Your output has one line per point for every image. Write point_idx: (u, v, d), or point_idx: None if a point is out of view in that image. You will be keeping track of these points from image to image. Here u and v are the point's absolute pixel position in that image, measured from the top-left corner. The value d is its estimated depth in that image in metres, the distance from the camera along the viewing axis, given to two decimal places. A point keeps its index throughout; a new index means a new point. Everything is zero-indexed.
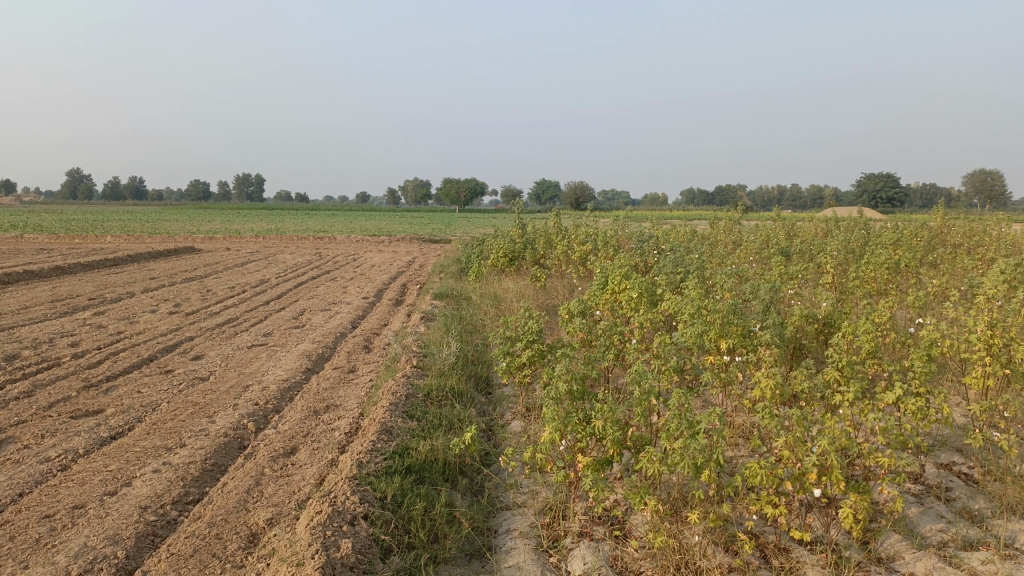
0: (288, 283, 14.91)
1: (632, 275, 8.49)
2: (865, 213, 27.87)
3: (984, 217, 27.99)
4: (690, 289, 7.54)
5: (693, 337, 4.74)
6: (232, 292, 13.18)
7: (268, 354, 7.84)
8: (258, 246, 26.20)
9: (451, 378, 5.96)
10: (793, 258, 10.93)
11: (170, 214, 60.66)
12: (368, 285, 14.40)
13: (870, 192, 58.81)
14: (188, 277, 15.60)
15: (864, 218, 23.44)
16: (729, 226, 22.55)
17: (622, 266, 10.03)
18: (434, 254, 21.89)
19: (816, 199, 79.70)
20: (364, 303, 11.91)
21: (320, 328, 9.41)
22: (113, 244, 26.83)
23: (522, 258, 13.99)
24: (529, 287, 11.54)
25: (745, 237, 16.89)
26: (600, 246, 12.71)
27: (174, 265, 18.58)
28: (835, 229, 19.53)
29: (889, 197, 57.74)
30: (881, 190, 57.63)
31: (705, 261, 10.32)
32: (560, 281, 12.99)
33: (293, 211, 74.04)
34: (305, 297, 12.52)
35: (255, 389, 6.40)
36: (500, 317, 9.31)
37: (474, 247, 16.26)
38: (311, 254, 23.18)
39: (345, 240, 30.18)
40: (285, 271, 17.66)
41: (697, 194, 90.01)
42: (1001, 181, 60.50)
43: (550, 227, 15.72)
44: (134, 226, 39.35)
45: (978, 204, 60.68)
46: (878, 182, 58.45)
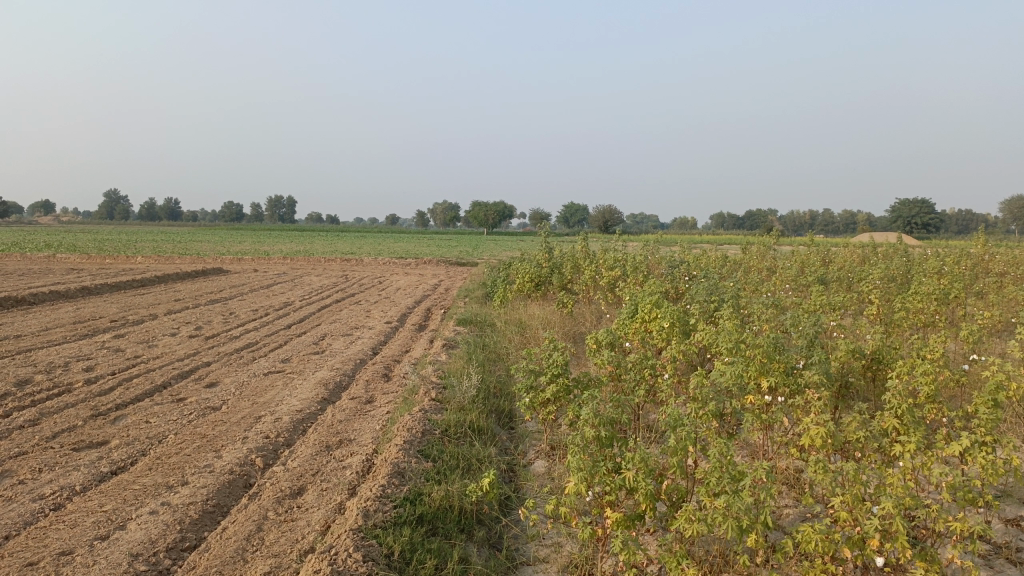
0: (312, 306, 14.72)
1: (663, 303, 8.12)
2: (902, 240, 27.12)
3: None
4: (725, 319, 7.15)
5: (732, 376, 4.36)
6: (254, 315, 13.01)
7: (284, 381, 7.58)
8: (285, 268, 26.19)
9: (472, 413, 5.63)
10: (832, 287, 10.47)
11: (201, 235, 61.40)
12: (391, 309, 14.17)
13: (904, 217, 57.71)
14: (212, 299, 15.49)
15: (901, 244, 22.78)
16: (760, 252, 22.04)
17: (652, 293, 9.65)
18: (460, 277, 21.66)
19: (848, 224, 78.49)
20: (386, 328, 11.64)
21: (339, 355, 9.13)
22: (143, 264, 27.06)
23: (549, 283, 13.66)
24: (555, 314, 11.19)
25: (778, 263, 16.40)
26: (629, 272, 12.35)
27: (199, 286, 18.54)
28: (871, 256, 18.95)
29: (925, 223, 56.58)
30: (916, 216, 56.51)
31: (739, 288, 9.90)
32: (587, 307, 12.64)
33: (322, 232, 74.58)
34: (327, 321, 12.30)
35: (267, 420, 6.12)
36: (525, 346, 8.97)
37: (500, 271, 15.99)
38: (337, 276, 23.08)
39: (372, 262, 30.13)
40: (310, 293, 17.51)
41: (727, 218, 89.21)
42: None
43: (578, 251, 15.39)
44: (165, 247, 39.73)
45: (1016, 231, 59.23)
46: (912, 207, 57.35)
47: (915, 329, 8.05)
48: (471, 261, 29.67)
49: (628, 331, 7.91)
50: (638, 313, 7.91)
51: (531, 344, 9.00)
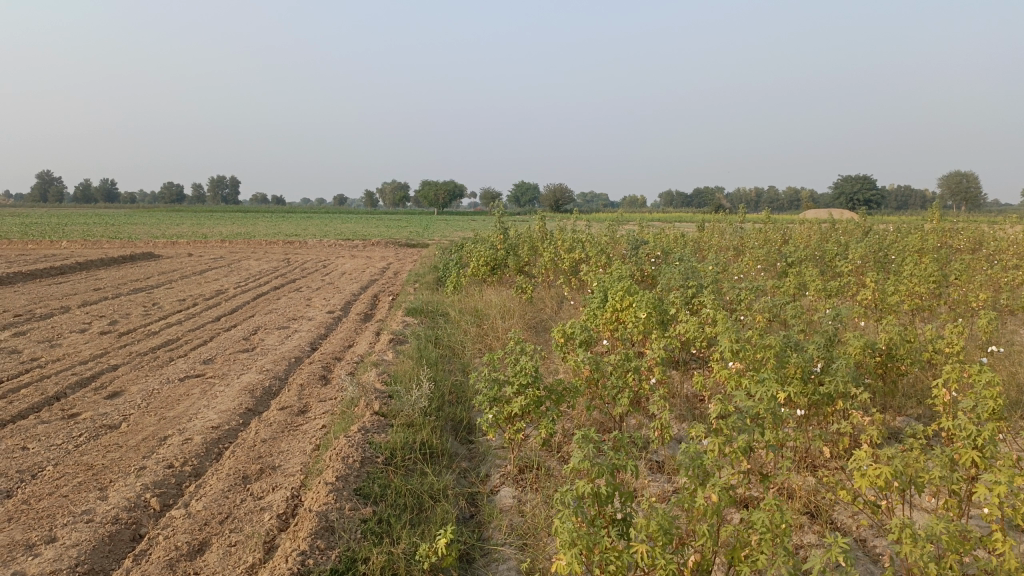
0: (247, 294, 13.51)
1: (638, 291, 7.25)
2: (853, 216, 26.84)
3: (972, 219, 27.22)
4: (711, 306, 6.32)
5: (750, 393, 3.51)
6: (182, 306, 11.76)
7: (203, 388, 6.50)
8: (222, 251, 24.67)
9: (424, 431, 4.69)
10: (807, 269, 9.79)
11: (138, 218, 58.70)
12: (335, 296, 13.07)
13: (847, 194, 58.26)
14: (136, 288, 14.13)
15: (852, 220, 22.46)
16: (717, 230, 21.50)
17: (622, 279, 8.79)
18: (410, 260, 20.61)
19: (794, 201, 79.33)
20: (327, 318, 10.55)
21: (271, 353, 8.04)
22: (68, 249, 25.21)
23: (505, 266, 12.74)
24: (513, 301, 10.27)
25: (739, 241, 15.74)
26: (591, 253, 11.49)
27: (125, 273, 17.09)
28: (829, 234, 18.47)
29: (867, 199, 57.22)
30: (858, 193, 57.14)
31: (712, 271, 9.13)
32: (546, 292, 11.75)
33: (266, 213, 72.25)
34: (262, 311, 11.16)
35: (174, 441, 5.08)
36: (483, 341, 8.04)
37: (453, 253, 15.00)
38: (279, 260, 21.76)
39: (317, 244, 28.73)
40: (247, 279, 16.24)
41: (676, 197, 89.40)
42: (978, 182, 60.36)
43: (534, 232, 14.49)
44: (96, 232, 37.51)
45: (954, 207, 60.46)
46: (855, 184, 57.97)
47: (908, 315, 7.37)
48: (420, 242, 28.54)
49: (599, 324, 7.03)
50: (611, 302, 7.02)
51: (490, 338, 8.07)
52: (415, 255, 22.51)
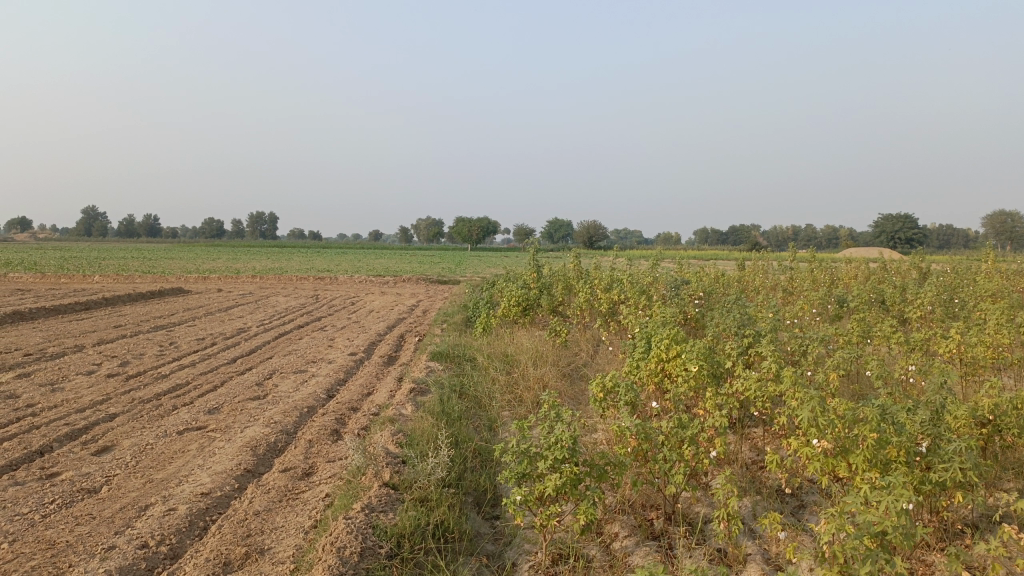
0: (269, 332, 12.97)
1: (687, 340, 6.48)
2: (898, 257, 25.69)
3: (1023, 259, 25.98)
4: (772, 358, 5.55)
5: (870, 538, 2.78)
6: (199, 345, 11.24)
7: (202, 443, 5.87)
8: (252, 287, 24.37)
9: (440, 509, 3.98)
10: (869, 319, 8.92)
11: (175, 253, 59.29)
12: (359, 336, 12.48)
13: (887, 233, 56.71)
14: (157, 326, 13.69)
15: (900, 260, 21.40)
16: (759, 269, 20.62)
17: (667, 322, 8.02)
18: (441, 297, 20.05)
19: (832, 240, 77.67)
20: (348, 361, 9.91)
21: (282, 401, 7.38)
22: (98, 284, 25.08)
23: (537, 306, 12.05)
24: (546, 347, 9.54)
25: (786, 282, 14.84)
26: (630, 294, 10.76)
27: (150, 310, 16.73)
28: (879, 276, 17.45)
29: (908, 238, 55.71)
30: (900, 232, 55.61)
31: (765, 318, 8.33)
32: (581, 336, 11.01)
33: (301, 249, 72.58)
34: (281, 353, 10.58)
35: (156, 512, 4.43)
36: (514, 393, 7.31)
37: (484, 290, 14.37)
38: (307, 297, 21.34)
39: (348, 280, 28.39)
40: (271, 317, 15.76)
41: (712, 235, 88.24)
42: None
43: (569, 270, 13.81)
44: (132, 266, 37.67)
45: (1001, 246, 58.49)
46: (896, 222, 56.45)
47: (994, 372, 6.51)
48: (451, 279, 28.04)
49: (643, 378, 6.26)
50: (657, 352, 6.26)
51: (521, 389, 7.33)
52: (446, 293, 21.94)
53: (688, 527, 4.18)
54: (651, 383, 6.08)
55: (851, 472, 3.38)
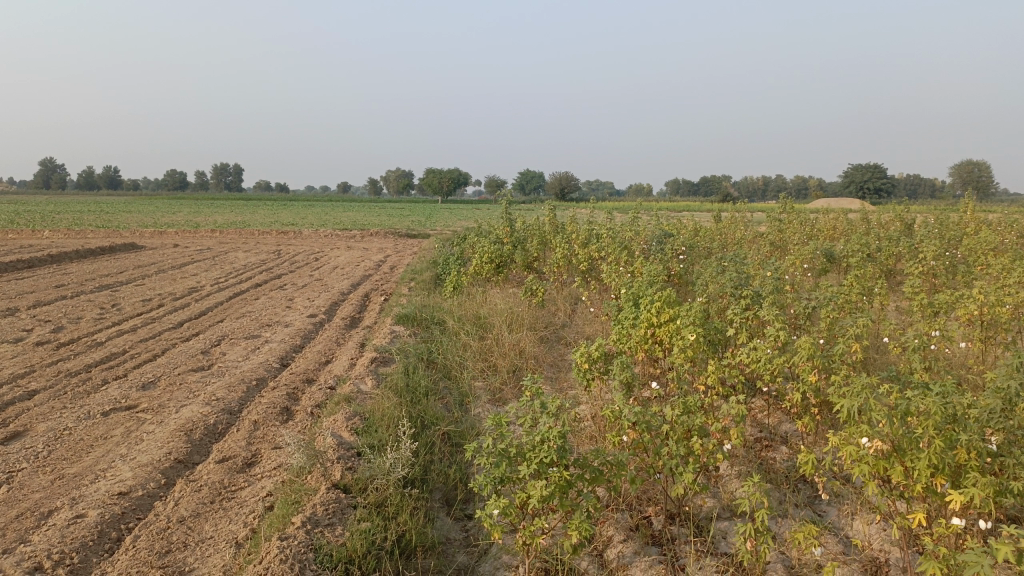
0: (224, 292, 12.09)
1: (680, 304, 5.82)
2: (872, 207, 25.33)
3: (991, 211, 25.72)
4: (779, 326, 4.91)
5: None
6: (145, 307, 10.36)
7: (129, 427, 5.11)
8: (211, 242, 23.28)
9: (400, 521, 3.28)
10: (865, 275, 8.34)
11: (135, 206, 57.36)
12: (321, 295, 11.68)
13: (857, 184, 56.50)
14: (102, 285, 12.73)
15: (876, 210, 20.93)
16: (735, 221, 20.07)
17: (655, 279, 7.35)
18: (409, 252, 19.24)
19: (802, 191, 77.53)
20: (307, 324, 9.13)
21: (229, 372, 6.62)
22: (46, 240, 23.75)
23: (510, 263, 11.33)
24: (521, 307, 8.84)
25: (767, 234, 14.26)
26: (609, 249, 10.07)
27: (97, 267, 15.70)
28: (860, 227, 16.97)
29: (877, 188, 55.69)
30: (868, 182, 55.40)
31: (758, 275, 7.71)
32: (557, 294, 10.33)
33: (268, 201, 70.84)
34: (234, 315, 9.76)
35: (60, 520, 3.69)
36: (489, 362, 6.62)
37: (453, 245, 13.59)
38: (269, 252, 20.34)
39: (312, 234, 27.37)
40: (228, 274, 14.84)
41: (683, 186, 87.73)
42: (990, 172, 58.64)
43: (543, 223, 13.06)
44: (87, 220, 36.03)
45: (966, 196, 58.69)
46: (865, 173, 56.21)
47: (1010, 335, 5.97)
48: (420, 233, 27.13)
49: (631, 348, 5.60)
50: (647, 318, 5.58)
51: (496, 357, 6.64)
52: (414, 247, 21.12)
53: (696, 532, 3.53)
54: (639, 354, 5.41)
55: (910, 479, 2.74)
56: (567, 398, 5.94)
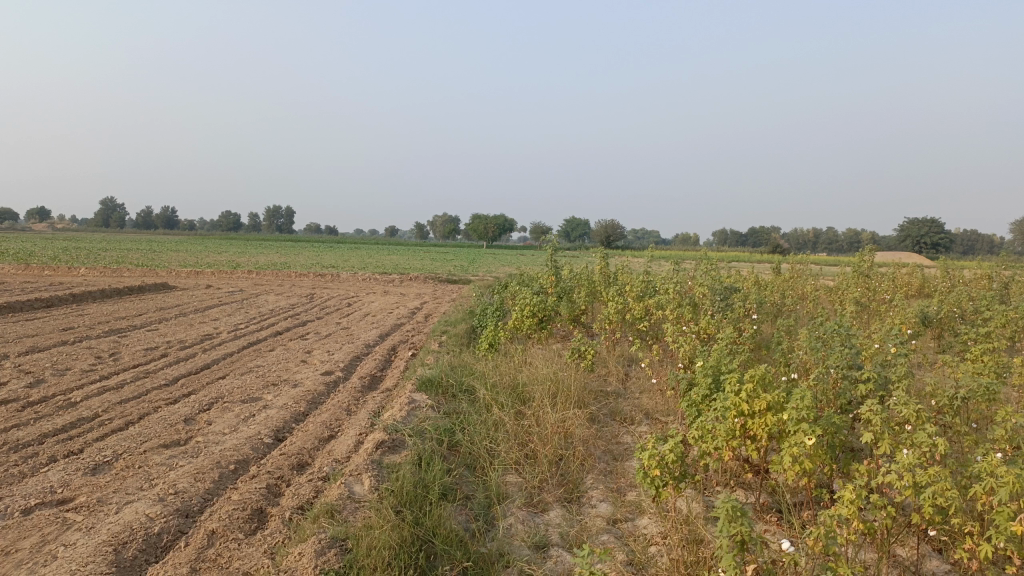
0: (238, 340, 10.96)
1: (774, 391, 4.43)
2: (935, 262, 23.40)
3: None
4: (930, 436, 3.51)
5: None
6: (144, 358, 9.24)
7: (47, 536, 3.86)
8: (244, 284, 22.42)
9: None
10: (990, 349, 6.80)
11: (183, 245, 57.59)
12: (343, 348, 10.45)
13: (912, 238, 53.94)
14: (110, 330, 11.70)
15: (948, 266, 19.12)
16: (794, 275, 18.48)
17: (737, 346, 5.93)
18: (446, 300, 18.07)
19: (854, 243, 74.89)
20: (318, 384, 7.88)
21: (206, 451, 5.37)
22: (78, 277, 23.20)
23: (554, 317, 9.99)
24: (568, 372, 7.47)
25: (845, 290, 12.63)
26: (671, 304, 8.68)
27: (116, 309, 14.77)
28: (945, 285, 15.18)
29: (934, 243, 53.10)
30: (924, 236, 52.83)
31: (865, 344, 6.23)
32: (608, 356, 8.93)
33: (312, 243, 70.94)
34: (238, 370, 8.56)
35: None
36: (525, 449, 5.27)
37: (492, 294, 12.32)
38: (301, 296, 19.35)
39: (349, 278, 26.43)
40: (250, 319, 13.77)
41: (731, 237, 85.83)
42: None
43: (591, 272, 11.72)
44: (129, 259, 35.83)
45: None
46: (921, 226, 53.66)
47: None
48: (461, 279, 26.02)
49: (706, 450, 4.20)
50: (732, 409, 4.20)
51: (535, 442, 5.29)
52: (452, 295, 19.89)
53: None
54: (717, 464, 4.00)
55: None
56: (627, 506, 4.54)
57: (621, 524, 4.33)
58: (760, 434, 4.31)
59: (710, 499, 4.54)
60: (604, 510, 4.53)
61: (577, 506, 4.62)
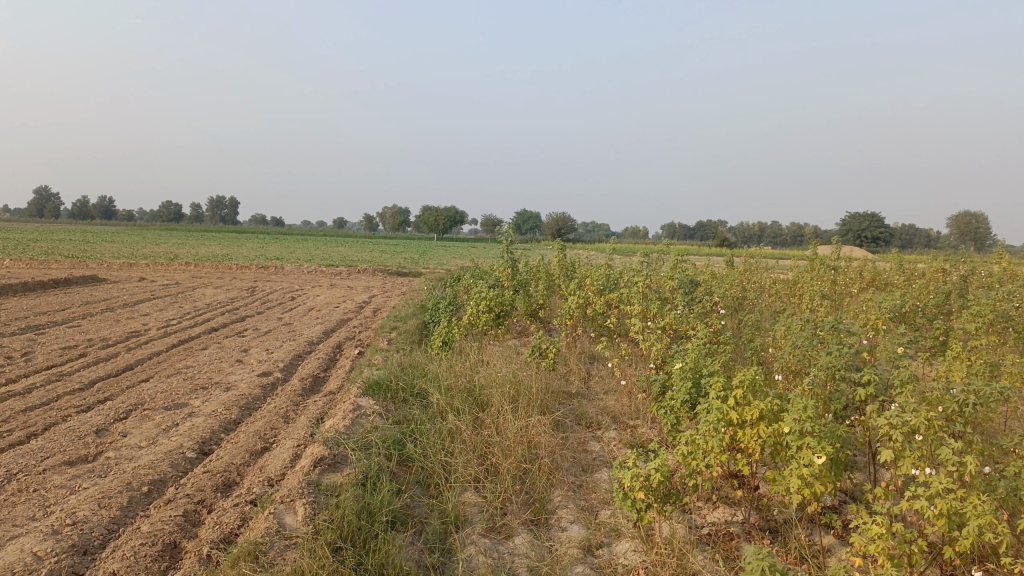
0: (169, 338, 10.11)
1: (766, 399, 3.95)
2: (881, 257, 23.52)
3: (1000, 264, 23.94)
4: (954, 455, 3.07)
5: None
6: (60, 358, 8.35)
7: None
8: (181, 276, 21.30)
9: None
10: (970, 346, 6.48)
11: (120, 237, 55.30)
12: (284, 346, 9.71)
13: (854, 232, 54.95)
14: (25, 326, 10.71)
15: (896, 261, 19.14)
16: (748, 268, 18.28)
17: (715, 345, 5.46)
18: (395, 294, 17.35)
19: (798, 237, 76.12)
20: (254, 387, 7.16)
21: (117, 470, 4.65)
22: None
23: (511, 312, 9.42)
24: (527, 372, 6.92)
25: (806, 285, 12.36)
26: (635, 299, 8.19)
27: (36, 303, 13.69)
28: (900, 278, 15.10)
29: (875, 237, 54.14)
30: (866, 231, 53.86)
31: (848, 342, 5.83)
32: (568, 353, 8.41)
33: (256, 235, 69.07)
34: (165, 371, 7.76)
35: None
36: (485, 463, 4.70)
37: (444, 287, 11.70)
38: (241, 289, 18.40)
39: (293, 270, 25.45)
40: (184, 314, 12.87)
41: (679, 231, 86.51)
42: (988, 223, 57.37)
43: (548, 265, 11.18)
44: (59, 249, 34.07)
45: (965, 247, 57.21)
46: (863, 221, 54.64)
47: None
48: (410, 272, 25.28)
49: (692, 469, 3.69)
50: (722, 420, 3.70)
51: (496, 455, 4.72)
52: (401, 288, 19.17)
53: None
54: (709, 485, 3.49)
55: None
56: (601, 528, 4.01)
57: (597, 553, 3.79)
58: (751, 447, 3.82)
59: (694, 521, 4.03)
60: (576, 534, 3.99)
61: (545, 530, 4.07)
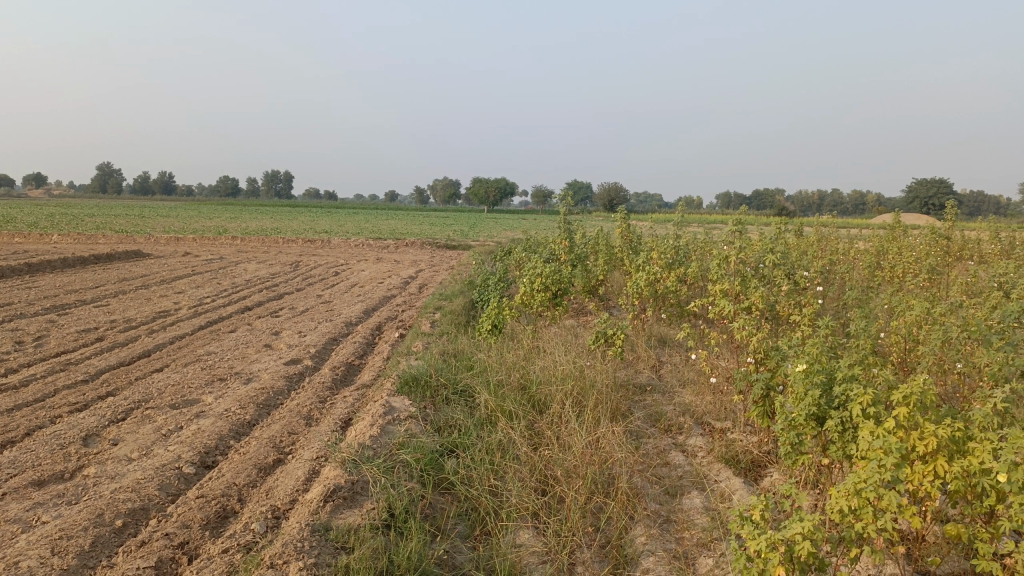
0: (197, 319, 9.32)
1: (942, 422, 2.84)
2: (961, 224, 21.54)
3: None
4: None
5: None
6: (74, 343, 7.58)
7: None
8: (226, 251, 20.73)
9: None
10: None
11: (175, 211, 55.62)
12: (320, 328, 8.82)
13: (921, 199, 51.94)
14: (50, 307, 10.06)
15: (985, 225, 17.30)
16: (820, 237, 16.78)
17: (842, 339, 4.33)
18: (443, 268, 16.43)
19: (861, 205, 72.78)
20: (278, 379, 6.25)
21: (92, 496, 3.76)
22: (46, 244, 21.50)
23: (569, 290, 8.34)
24: (591, 363, 5.85)
25: (899, 257, 10.95)
26: (714, 274, 7.02)
27: (71, 281, 13.13)
28: (999, 248, 13.49)
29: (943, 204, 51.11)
30: (934, 196, 50.86)
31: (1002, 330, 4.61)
32: (636, 337, 7.31)
33: (307, 208, 69.17)
34: (183, 359, 6.93)
35: None
36: (546, 493, 3.68)
37: (494, 261, 10.66)
38: (285, 264, 17.69)
39: (340, 244, 24.77)
40: (220, 292, 12.13)
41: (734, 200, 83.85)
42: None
43: (608, 237, 10.03)
44: (113, 225, 34.13)
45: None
46: (931, 187, 51.60)
47: None
48: (459, 244, 24.35)
49: (845, 527, 2.60)
50: (887, 459, 2.62)
51: (560, 484, 3.69)
52: (449, 262, 18.23)
53: None
54: (876, 556, 2.42)
55: None
56: None
57: None
58: (923, 491, 2.73)
59: None
60: None
61: None
